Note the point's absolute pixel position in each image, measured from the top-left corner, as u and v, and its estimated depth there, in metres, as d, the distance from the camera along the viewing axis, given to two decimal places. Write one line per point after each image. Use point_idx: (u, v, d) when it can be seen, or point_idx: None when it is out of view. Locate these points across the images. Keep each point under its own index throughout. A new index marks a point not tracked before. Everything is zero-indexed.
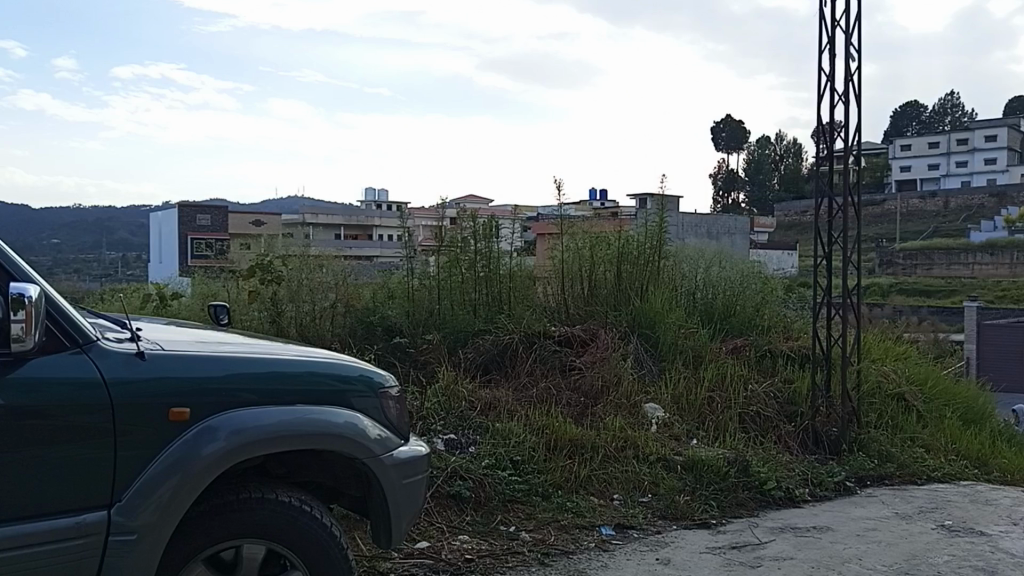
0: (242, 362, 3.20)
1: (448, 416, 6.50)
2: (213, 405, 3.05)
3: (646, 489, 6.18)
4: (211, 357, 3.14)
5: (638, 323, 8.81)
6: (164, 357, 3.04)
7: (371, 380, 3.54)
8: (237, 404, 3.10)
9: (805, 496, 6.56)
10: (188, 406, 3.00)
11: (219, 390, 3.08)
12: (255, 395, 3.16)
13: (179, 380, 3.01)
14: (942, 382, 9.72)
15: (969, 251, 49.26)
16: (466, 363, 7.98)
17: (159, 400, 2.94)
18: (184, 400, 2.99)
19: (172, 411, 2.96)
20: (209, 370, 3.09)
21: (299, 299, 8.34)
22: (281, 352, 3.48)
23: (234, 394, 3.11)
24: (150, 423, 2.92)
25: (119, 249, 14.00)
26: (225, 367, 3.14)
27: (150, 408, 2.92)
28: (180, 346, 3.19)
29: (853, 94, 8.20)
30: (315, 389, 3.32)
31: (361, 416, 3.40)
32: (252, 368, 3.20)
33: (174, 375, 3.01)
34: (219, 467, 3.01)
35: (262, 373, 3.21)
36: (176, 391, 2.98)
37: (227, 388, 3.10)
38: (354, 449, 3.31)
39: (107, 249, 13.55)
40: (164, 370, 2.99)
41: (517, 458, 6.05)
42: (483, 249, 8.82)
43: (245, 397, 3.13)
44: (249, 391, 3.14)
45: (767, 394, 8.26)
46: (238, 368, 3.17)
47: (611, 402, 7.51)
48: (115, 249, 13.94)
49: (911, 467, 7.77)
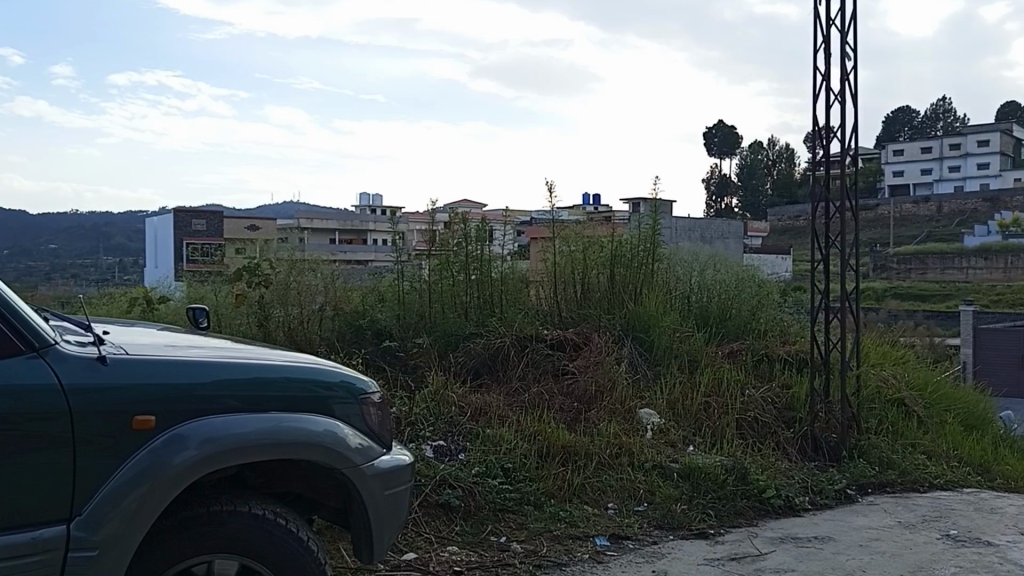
0: (213, 367, 3.01)
1: (437, 422, 6.30)
2: (181, 412, 2.87)
3: (642, 498, 6.00)
4: (180, 361, 2.96)
5: (633, 327, 8.65)
6: (128, 361, 2.85)
7: (352, 385, 3.35)
8: (207, 411, 2.92)
9: (805, 504, 6.39)
10: (153, 413, 2.81)
11: (188, 396, 2.89)
12: (227, 402, 2.97)
13: (144, 386, 2.82)
14: (942, 387, 9.58)
15: (963, 256, 49.23)
16: (457, 368, 7.80)
17: (121, 407, 2.76)
18: (148, 408, 2.81)
19: (136, 419, 2.78)
20: (177, 376, 2.91)
21: (288, 302, 8.16)
22: (256, 356, 3.30)
23: (203, 401, 2.92)
24: (112, 431, 2.73)
25: (115, 252, 13.89)
26: (196, 372, 2.96)
27: (112, 416, 2.73)
28: (148, 350, 3.01)
29: (850, 94, 8.07)
30: (292, 395, 3.13)
31: (341, 424, 3.22)
32: (226, 373, 3.02)
33: (140, 380, 2.82)
34: (189, 477, 2.82)
35: (234, 379, 3.02)
36: (140, 398, 2.80)
37: (195, 395, 2.91)
38: (333, 459, 3.13)
39: (104, 254, 13.38)
40: (127, 375, 2.81)
41: (507, 466, 5.87)
42: (475, 252, 8.66)
43: (216, 404, 2.94)
44: (221, 398, 2.96)
45: (765, 400, 8.10)
46: (209, 374, 2.98)
47: (606, 407, 7.32)
48: (110, 253, 13.78)
49: (913, 474, 7.62)
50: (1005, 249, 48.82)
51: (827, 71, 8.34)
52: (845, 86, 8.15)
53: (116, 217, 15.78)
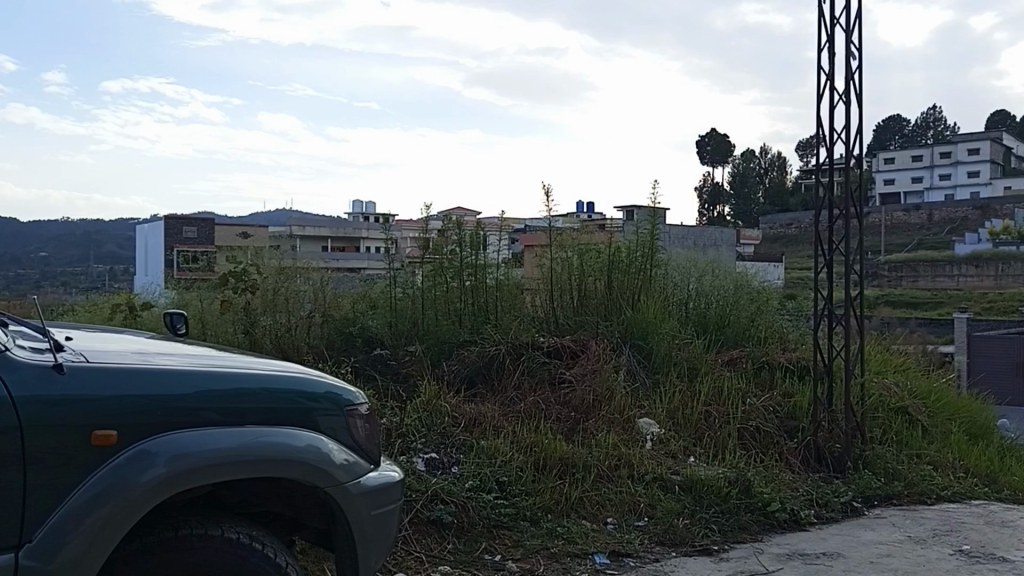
0: (184, 377, 2.77)
1: (428, 434, 6.06)
2: (146, 426, 2.63)
3: (642, 513, 5.77)
4: (149, 370, 2.72)
5: (632, 334, 8.44)
6: (89, 369, 2.61)
7: (338, 396, 3.12)
8: (175, 425, 2.68)
9: (811, 518, 6.17)
10: (114, 428, 2.58)
11: (155, 409, 2.65)
12: (200, 415, 2.73)
13: (107, 398, 2.58)
14: (946, 395, 9.40)
15: (954, 264, 49.36)
16: (451, 377, 7.58)
17: (78, 421, 2.52)
18: (109, 422, 2.57)
19: (95, 434, 2.54)
20: (145, 387, 2.66)
21: (276, 309, 7.92)
22: (233, 364, 3.06)
23: (172, 413, 2.68)
24: (68, 448, 2.50)
25: (105, 260, 13.67)
26: (167, 381, 2.72)
27: (67, 430, 2.50)
28: (112, 358, 2.77)
29: (856, 94, 7.89)
30: (272, 408, 2.90)
31: (325, 439, 2.98)
32: (200, 383, 2.78)
33: (102, 391, 2.59)
34: (155, 498, 2.59)
35: (207, 390, 2.78)
36: (100, 411, 2.56)
37: (163, 408, 2.67)
38: (315, 477, 2.89)
39: (95, 262, 13.16)
40: (86, 386, 2.57)
41: (502, 479, 5.63)
42: (469, 258, 8.45)
43: (186, 417, 2.70)
44: (192, 411, 2.72)
45: (767, 409, 7.88)
46: (179, 383, 2.74)
47: (604, 417, 7.09)
48: (101, 261, 13.56)
49: (920, 486, 7.42)
50: (997, 257, 48.95)
51: (831, 71, 8.17)
52: (851, 86, 7.97)
53: (106, 223, 15.54)
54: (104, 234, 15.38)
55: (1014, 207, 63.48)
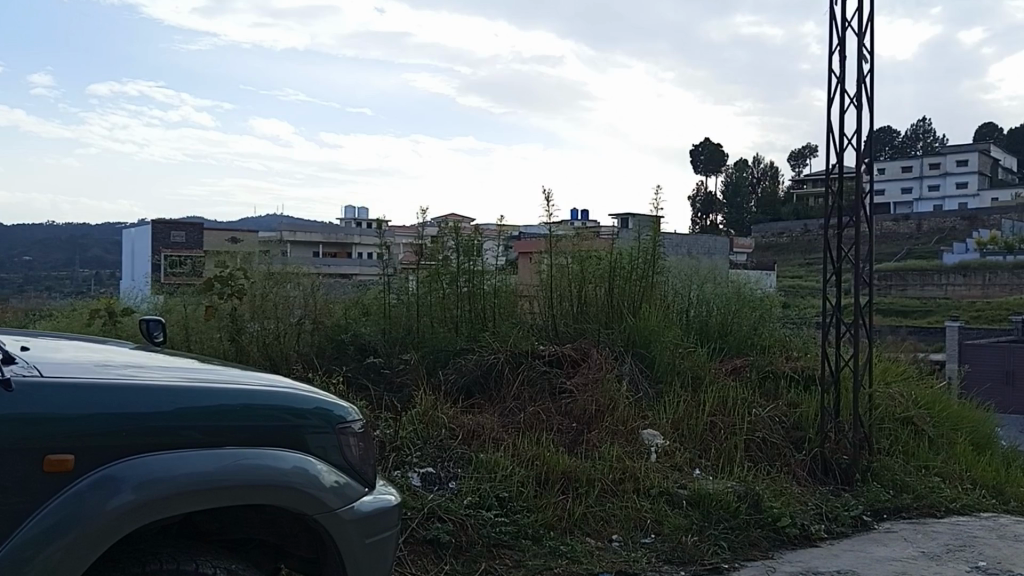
0: (155, 392, 2.51)
1: (425, 447, 5.81)
2: (109, 449, 2.37)
3: (648, 529, 5.53)
4: (115, 385, 2.46)
5: (633, 342, 8.23)
6: (43, 384, 2.35)
7: (329, 413, 2.87)
8: (142, 448, 2.42)
9: (822, 533, 5.94)
10: (71, 452, 2.32)
11: (119, 430, 2.39)
12: (172, 436, 2.48)
13: (64, 418, 2.32)
14: (949, 405, 9.20)
15: (943, 272, 49.47)
16: (447, 386, 7.34)
17: (29, 444, 2.27)
18: (65, 445, 2.31)
19: (48, 459, 2.28)
20: (109, 404, 2.41)
21: (264, 316, 7.64)
22: (213, 378, 2.80)
23: (139, 434, 2.42)
24: (18, 474, 2.24)
25: (90, 265, 13.41)
26: (135, 398, 2.46)
27: (18, 454, 2.25)
28: (72, 371, 2.50)
29: (867, 97, 7.70)
30: (256, 426, 2.65)
31: (314, 460, 2.73)
32: (175, 400, 2.53)
33: (57, 410, 2.33)
34: (121, 529, 2.34)
35: (182, 407, 2.53)
36: (55, 433, 2.30)
37: (130, 428, 2.41)
38: (302, 504, 2.64)
39: (79, 267, 12.86)
40: (39, 404, 2.31)
41: (503, 495, 5.37)
42: (464, 264, 8.23)
43: (156, 438, 2.45)
44: (164, 431, 2.47)
45: (772, 420, 7.66)
46: (148, 400, 2.48)
47: (607, 428, 6.86)
48: (86, 266, 13.27)
49: (929, 498, 7.19)
50: (985, 265, 49.19)
51: (842, 75, 8.00)
52: (862, 90, 7.79)
53: (93, 228, 15.23)
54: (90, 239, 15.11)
55: (1001, 216, 63.87)
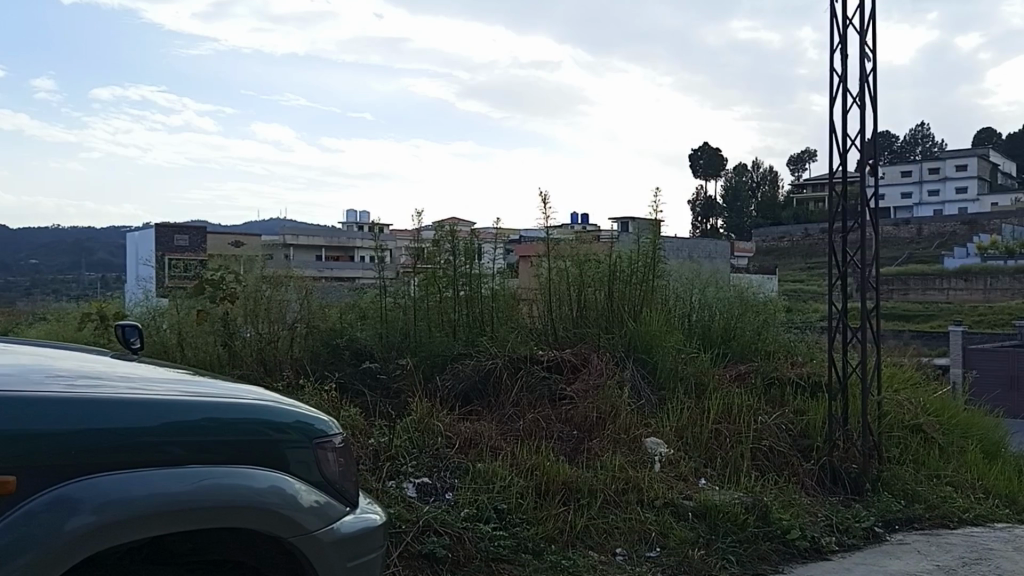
0: (110, 408, 2.42)
1: (420, 456, 5.63)
2: (59, 468, 2.27)
3: (653, 542, 5.34)
4: (69, 399, 2.37)
5: (635, 347, 8.03)
6: None
7: (303, 427, 2.81)
8: (95, 468, 2.33)
9: (833, 546, 5.73)
10: (13, 474, 2.21)
11: (71, 448, 2.30)
12: (130, 454, 2.40)
13: (7, 437, 2.22)
14: (959, 412, 8.99)
15: (945, 276, 49.23)
16: (444, 393, 7.15)
17: None
18: (8, 466, 2.20)
19: None
20: (61, 420, 2.32)
21: (256, 320, 7.44)
22: (176, 391, 2.71)
23: (94, 453, 2.34)
24: None
25: (94, 268, 13.34)
26: (92, 413, 2.38)
27: None
28: (21, 384, 2.40)
29: (871, 96, 7.51)
30: (224, 442, 2.59)
31: (288, 478, 2.67)
32: (136, 415, 2.45)
33: (4, 427, 2.23)
34: (78, 552, 2.25)
35: (142, 422, 2.45)
36: None
37: (83, 446, 2.32)
38: (274, 525, 2.58)
39: (80, 272, 12.74)
40: None
41: (501, 507, 5.18)
42: (463, 267, 8.04)
43: (112, 457, 2.36)
44: (121, 449, 2.38)
45: (778, 427, 7.46)
46: (102, 417, 2.39)
47: (608, 436, 6.66)
48: (85, 271, 13.14)
49: (942, 508, 6.97)
50: (987, 270, 48.96)
51: (844, 73, 7.81)
52: (866, 89, 7.60)
53: (93, 232, 15.12)
54: (94, 242, 15.03)
55: (1004, 220, 63.56)
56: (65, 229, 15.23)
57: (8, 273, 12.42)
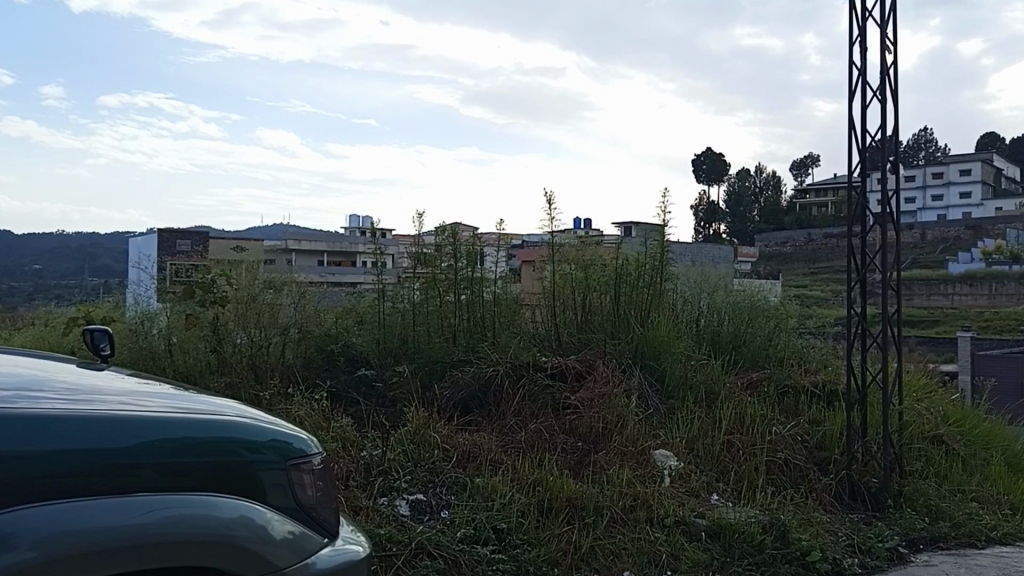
0: (59, 426, 2.12)
1: (415, 471, 5.32)
2: None
3: (663, 565, 4.99)
4: (9, 415, 2.07)
5: (642, 354, 7.70)
6: None
7: (279, 446, 2.50)
8: (38, 494, 2.02)
9: (855, 568, 5.36)
10: None
11: (10, 471, 1.99)
12: (80, 478, 2.09)
13: None
14: (980, 423, 8.62)
15: (953, 282, 48.77)
16: (443, 403, 6.83)
17: None
18: None
19: None
20: None
21: (249, 325, 7.11)
22: (141, 403, 2.40)
23: (32, 479, 2.02)
24: None
25: (97, 272, 13.12)
26: (35, 432, 2.07)
27: None
28: None
29: (892, 90, 7.18)
30: (190, 464, 2.28)
31: (259, 506, 2.37)
32: (87, 433, 2.14)
33: None
34: None
35: (97, 443, 2.14)
36: None
37: (20, 471, 2.01)
38: (241, 563, 2.27)
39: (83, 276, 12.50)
40: None
41: (501, 527, 4.84)
42: (465, 271, 7.73)
43: (60, 480, 2.06)
44: (70, 472, 2.08)
45: (793, 439, 7.12)
46: (49, 436, 2.08)
47: (615, 449, 6.31)
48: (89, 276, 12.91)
49: (968, 526, 6.60)
50: (994, 275, 48.50)
51: (864, 67, 7.48)
52: (886, 83, 7.26)
53: (100, 237, 14.93)
54: (97, 246, 14.82)
55: (1012, 225, 63.04)
56: (68, 233, 14.99)
57: (11, 278, 12.21)
